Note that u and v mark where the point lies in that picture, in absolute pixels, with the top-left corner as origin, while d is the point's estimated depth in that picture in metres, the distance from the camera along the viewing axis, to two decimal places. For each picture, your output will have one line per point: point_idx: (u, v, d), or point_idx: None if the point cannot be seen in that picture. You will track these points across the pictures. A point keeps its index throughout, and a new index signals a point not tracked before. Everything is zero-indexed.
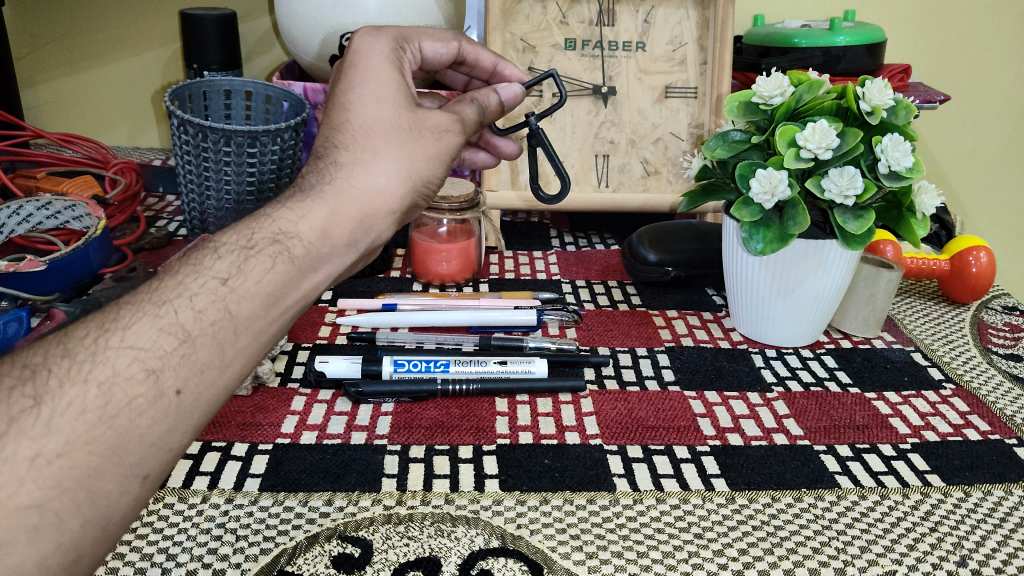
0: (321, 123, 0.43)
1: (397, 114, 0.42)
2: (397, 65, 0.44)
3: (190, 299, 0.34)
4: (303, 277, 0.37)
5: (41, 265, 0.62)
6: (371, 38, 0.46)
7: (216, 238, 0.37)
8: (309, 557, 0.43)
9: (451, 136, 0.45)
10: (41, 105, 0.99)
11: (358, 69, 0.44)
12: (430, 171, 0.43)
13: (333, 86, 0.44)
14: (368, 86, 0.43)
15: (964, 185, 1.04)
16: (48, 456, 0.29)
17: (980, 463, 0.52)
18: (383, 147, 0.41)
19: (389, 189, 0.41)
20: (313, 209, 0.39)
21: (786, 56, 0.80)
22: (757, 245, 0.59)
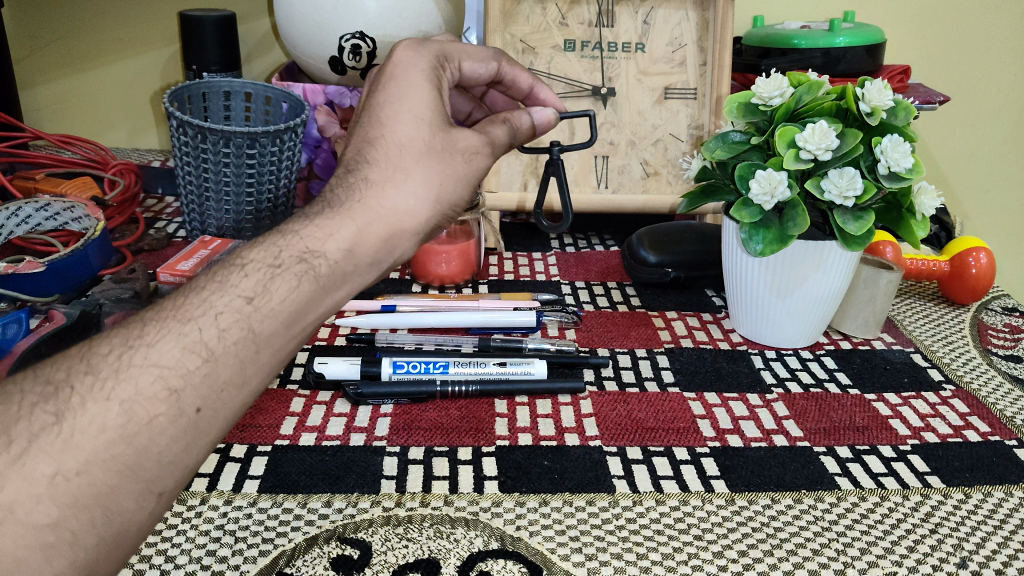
0: (354, 136, 0.41)
1: (432, 135, 0.40)
2: (436, 83, 0.42)
3: (214, 317, 0.33)
4: (324, 296, 0.35)
5: (39, 266, 0.62)
6: (411, 49, 0.43)
7: (243, 253, 0.35)
8: (307, 559, 0.43)
9: (480, 157, 0.42)
10: (41, 108, 0.99)
11: (396, 83, 0.41)
12: (459, 195, 0.41)
13: (368, 97, 0.42)
14: (405, 104, 0.41)
15: (964, 186, 1.04)
16: (67, 474, 0.28)
17: (980, 464, 0.52)
18: (414, 168, 0.39)
19: (417, 210, 0.39)
20: (339, 226, 0.37)
21: (787, 57, 0.80)
22: (757, 246, 0.58)
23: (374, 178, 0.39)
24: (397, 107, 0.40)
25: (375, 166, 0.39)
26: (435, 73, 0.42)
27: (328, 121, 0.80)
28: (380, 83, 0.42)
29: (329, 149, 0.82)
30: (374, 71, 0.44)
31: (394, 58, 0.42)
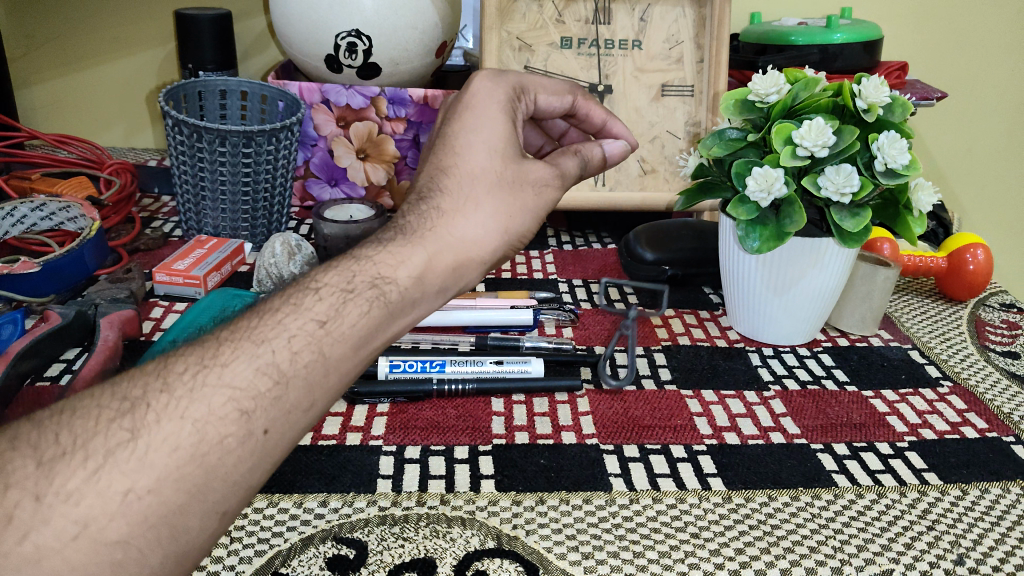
0: (426, 163, 0.40)
1: (504, 166, 0.39)
2: (511, 116, 0.41)
3: (288, 340, 0.32)
4: (395, 320, 0.35)
5: (34, 267, 0.62)
6: (490, 79, 0.42)
7: (315, 278, 0.35)
8: (303, 559, 0.43)
9: (550, 191, 0.41)
10: (37, 108, 0.99)
11: (474, 111, 0.40)
12: (527, 230, 0.40)
13: (441, 125, 0.41)
14: (480, 132, 0.40)
15: (962, 182, 1.03)
16: (139, 492, 0.28)
17: (977, 461, 0.52)
18: (485, 197, 0.38)
19: (484, 240, 0.38)
20: (410, 252, 0.36)
21: (783, 54, 0.80)
22: (753, 243, 0.58)
23: (446, 207, 0.38)
24: (472, 135, 0.40)
25: (447, 194, 0.38)
26: (511, 106, 0.41)
27: (324, 119, 0.80)
28: (458, 110, 0.41)
29: (325, 147, 0.81)
30: (451, 99, 0.43)
31: (473, 87, 0.42)
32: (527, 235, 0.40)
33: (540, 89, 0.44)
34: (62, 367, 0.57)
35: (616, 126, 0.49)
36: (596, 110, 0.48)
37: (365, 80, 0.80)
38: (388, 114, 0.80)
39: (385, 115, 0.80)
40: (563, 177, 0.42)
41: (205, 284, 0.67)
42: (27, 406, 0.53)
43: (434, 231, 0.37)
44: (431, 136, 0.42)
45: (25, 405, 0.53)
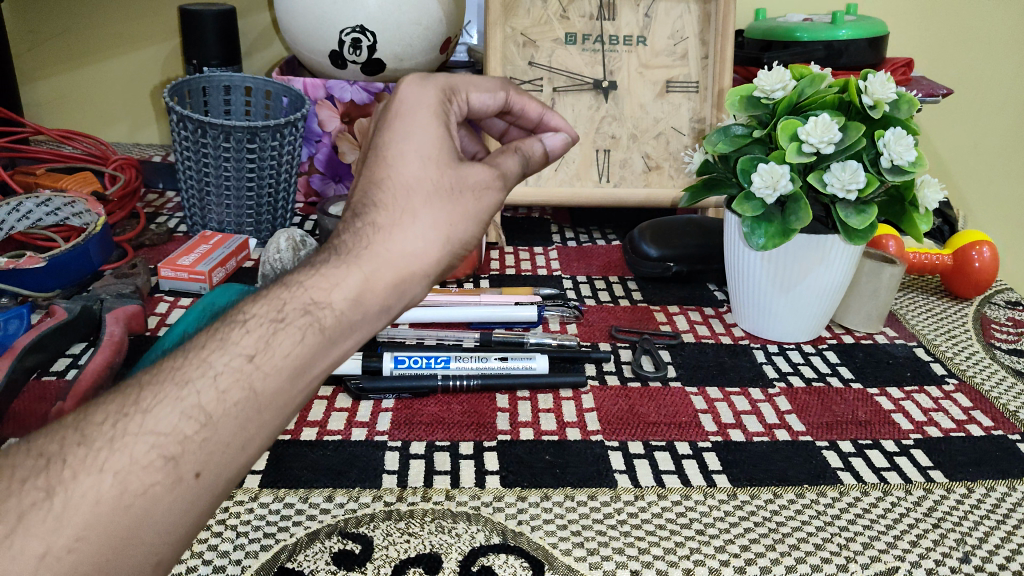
0: (356, 179, 0.36)
1: (441, 174, 0.35)
2: (445, 116, 0.37)
3: (213, 378, 0.29)
4: (333, 347, 0.32)
5: (41, 261, 0.62)
6: (416, 81, 0.38)
7: (243, 308, 0.32)
8: (309, 554, 0.43)
9: (496, 192, 0.37)
10: (41, 103, 0.99)
11: (402, 117, 0.36)
12: (474, 238, 0.36)
13: (370, 136, 0.37)
14: (412, 140, 0.35)
15: (967, 179, 1.03)
16: (57, 552, 0.26)
17: (983, 459, 0.52)
18: (423, 207, 0.34)
19: (427, 253, 0.34)
20: (343, 278, 0.33)
21: (788, 51, 0.80)
22: (758, 240, 0.58)
23: (382, 224, 0.34)
24: (404, 144, 0.35)
25: (381, 210, 0.34)
26: (444, 107, 0.37)
27: (328, 115, 0.80)
28: (384, 117, 0.36)
29: (330, 143, 0.81)
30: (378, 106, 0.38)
31: (399, 91, 0.37)
32: (473, 245, 0.36)
33: (471, 86, 0.39)
34: (69, 362, 0.58)
35: (555, 120, 0.43)
36: (535, 106, 0.42)
37: (370, 76, 0.80)
38: None
39: None
40: (506, 180, 0.38)
41: (210, 280, 0.68)
42: (32, 400, 0.54)
43: (368, 252, 0.33)
44: (361, 147, 0.38)
45: (30, 399, 0.54)
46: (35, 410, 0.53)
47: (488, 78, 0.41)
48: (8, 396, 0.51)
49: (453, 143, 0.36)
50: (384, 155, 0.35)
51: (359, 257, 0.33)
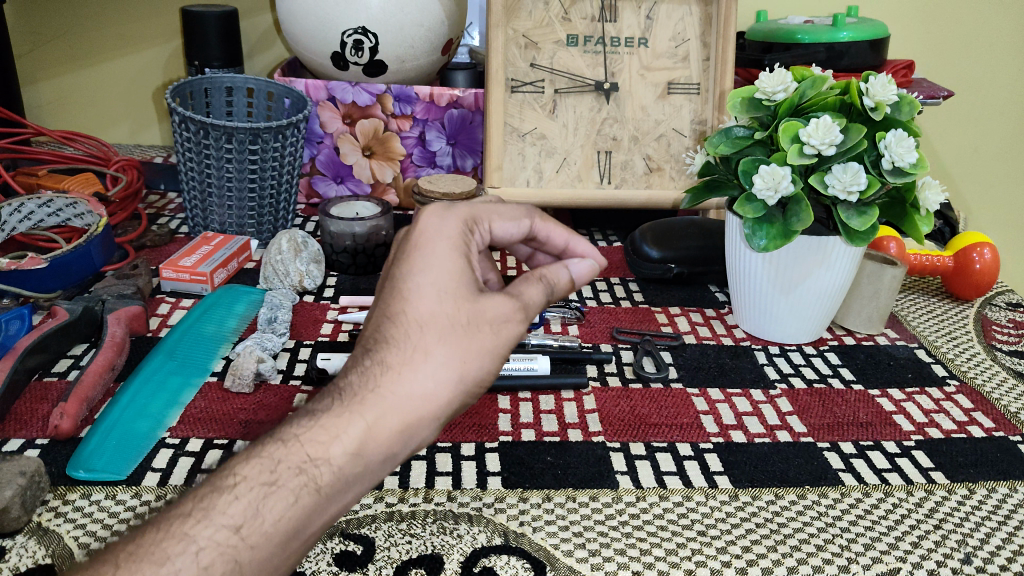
0: (375, 310, 0.39)
1: (456, 308, 0.37)
2: (463, 250, 0.39)
3: (196, 554, 0.31)
4: (330, 504, 0.34)
5: (42, 262, 0.62)
6: (437, 213, 0.41)
7: (236, 469, 0.34)
8: (310, 555, 0.43)
9: (512, 325, 0.39)
10: (43, 104, 0.99)
11: (421, 249, 0.39)
12: (488, 373, 0.38)
13: (392, 263, 0.40)
14: (428, 274, 0.38)
15: (968, 181, 1.03)
16: None
17: (985, 460, 0.52)
18: (435, 345, 0.37)
19: (435, 393, 0.36)
20: (348, 424, 0.35)
21: (790, 53, 0.80)
22: (760, 241, 0.58)
23: (394, 362, 0.36)
24: (420, 277, 0.38)
25: (393, 347, 0.37)
26: (462, 241, 0.40)
27: (330, 117, 0.80)
28: (405, 249, 0.39)
29: (331, 144, 0.82)
30: (403, 233, 0.42)
31: (420, 223, 0.40)
32: (488, 377, 0.38)
33: (493, 217, 0.43)
34: (70, 363, 0.57)
35: (581, 245, 0.46)
36: (559, 231, 0.46)
37: (371, 77, 0.80)
38: (394, 111, 0.80)
39: (391, 112, 0.80)
40: (528, 310, 0.40)
41: (212, 281, 0.68)
42: (34, 400, 0.53)
43: (375, 394, 0.36)
44: (383, 273, 0.41)
45: (32, 400, 0.53)
46: (36, 410, 0.52)
47: (511, 208, 0.44)
48: (9, 397, 0.51)
49: (472, 275, 0.39)
50: (400, 288, 0.38)
51: (362, 403, 0.36)
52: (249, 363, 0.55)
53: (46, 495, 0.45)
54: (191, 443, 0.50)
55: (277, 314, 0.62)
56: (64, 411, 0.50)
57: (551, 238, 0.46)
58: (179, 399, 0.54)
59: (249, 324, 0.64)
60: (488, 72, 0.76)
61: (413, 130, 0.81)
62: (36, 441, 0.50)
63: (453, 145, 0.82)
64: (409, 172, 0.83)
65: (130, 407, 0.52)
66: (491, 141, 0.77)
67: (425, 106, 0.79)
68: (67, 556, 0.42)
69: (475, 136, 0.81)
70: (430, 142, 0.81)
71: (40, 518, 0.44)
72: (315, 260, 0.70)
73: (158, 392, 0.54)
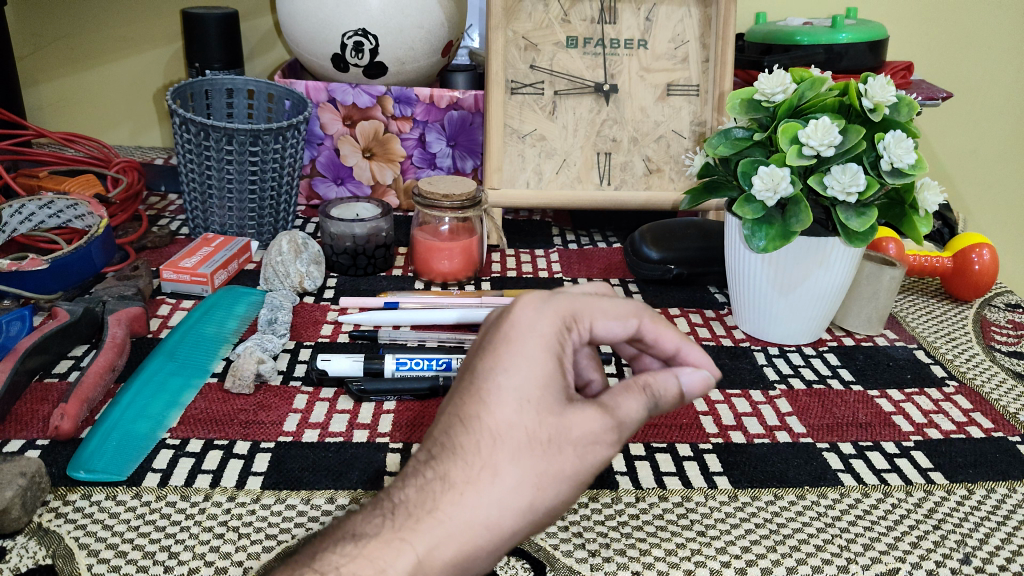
0: (452, 404, 0.37)
1: (538, 420, 0.35)
2: (555, 353, 0.37)
3: None
4: None
5: (42, 263, 0.63)
6: (533, 305, 0.39)
7: None
8: None
9: (598, 447, 0.36)
10: (43, 106, 0.99)
11: (511, 346, 0.37)
12: (563, 497, 0.36)
13: (477, 353, 0.38)
14: (512, 375, 0.36)
15: (967, 183, 1.03)
16: None
17: (983, 461, 0.52)
18: (508, 461, 0.35)
19: (501, 518, 0.34)
20: (400, 548, 0.34)
21: (789, 54, 0.80)
22: (759, 242, 0.58)
23: (459, 480, 0.35)
24: (503, 378, 0.36)
25: (461, 460, 0.35)
26: (555, 342, 0.37)
27: (330, 118, 0.80)
28: (493, 341, 0.38)
29: (331, 146, 0.82)
30: (497, 315, 0.40)
31: (514, 314, 0.38)
32: (562, 503, 0.36)
33: (595, 314, 0.40)
34: (71, 364, 0.58)
35: (693, 353, 0.42)
36: (669, 335, 0.42)
37: (371, 79, 0.80)
38: (394, 113, 0.80)
39: (391, 114, 0.80)
40: (622, 429, 0.37)
41: (212, 282, 0.68)
42: (34, 401, 0.54)
43: (431, 515, 0.34)
44: (467, 359, 0.39)
45: (32, 401, 0.54)
46: (37, 411, 0.53)
47: (617, 305, 0.41)
48: (10, 398, 0.52)
49: (562, 383, 0.37)
50: (479, 390, 0.36)
51: (414, 531, 0.34)
52: (249, 364, 0.56)
53: (46, 496, 0.45)
54: (192, 443, 0.51)
55: (277, 315, 0.63)
56: (64, 411, 0.50)
57: (660, 341, 0.42)
58: (179, 400, 0.54)
59: (249, 325, 0.64)
60: (487, 74, 0.76)
61: (413, 131, 0.81)
62: (37, 442, 0.50)
63: (453, 146, 0.82)
64: (409, 173, 0.84)
65: (130, 408, 0.52)
66: (491, 142, 0.77)
67: (425, 108, 0.80)
68: (68, 556, 0.42)
69: (475, 137, 0.82)
70: (429, 143, 0.81)
71: (41, 518, 0.44)
72: (315, 261, 0.70)
73: (158, 393, 0.54)
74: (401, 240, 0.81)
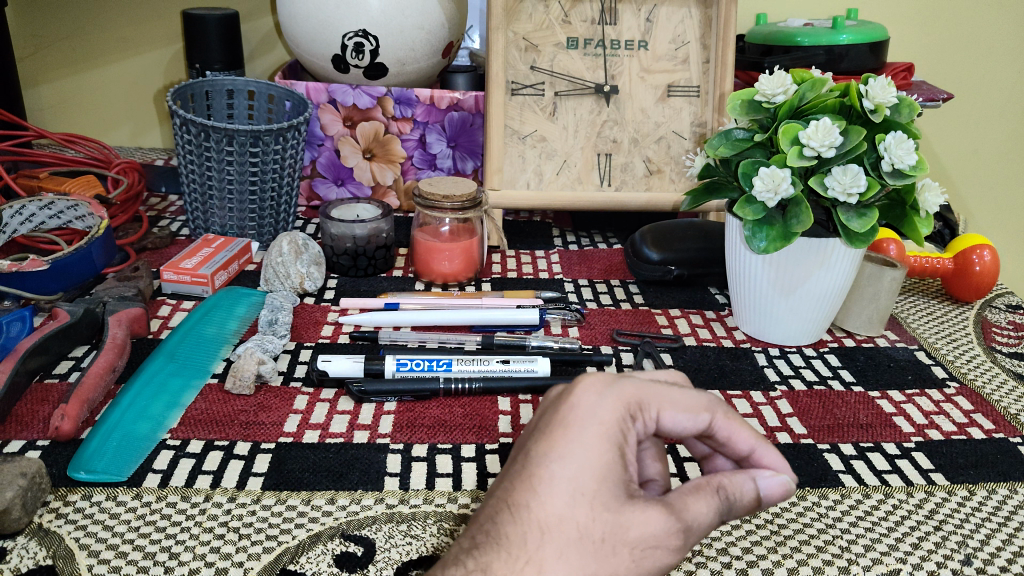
0: (502, 487, 0.35)
1: (591, 517, 0.33)
2: (617, 443, 0.35)
3: None
4: None
5: (43, 264, 0.63)
6: (597, 388, 0.36)
7: None
8: (311, 556, 0.43)
9: (659, 551, 0.33)
10: (44, 108, 0.99)
11: (568, 431, 0.35)
12: None
13: (532, 434, 0.36)
14: (568, 464, 0.34)
15: (968, 184, 1.03)
16: None
17: (984, 462, 0.52)
18: (555, 560, 0.32)
19: None
20: None
21: (789, 55, 0.80)
22: (760, 243, 0.58)
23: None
24: (557, 466, 0.34)
25: (505, 553, 0.33)
26: (617, 431, 0.35)
27: (330, 119, 0.80)
28: (551, 424, 0.35)
29: (332, 147, 0.82)
30: (558, 393, 0.38)
31: (575, 397, 0.36)
32: None
33: (663, 403, 0.37)
34: (71, 365, 0.57)
35: (769, 455, 0.38)
36: (744, 435, 0.38)
37: (372, 80, 0.80)
38: (395, 114, 0.80)
39: (392, 115, 0.80)
40: (687, 534, 0.34)
41: (212, 283, 0.68)
42: (34, 402, 0.54)
43: None
44: (522, 440, 0.37)
45: (33, 402, 0.54)
46: (37, 412, 0.53)
47: (689, 396, 0.38)
48: (10, 399, 0.52)
49: (623, 476, 0.34)
50: (531, 476, 0.34)
51: None
52: (250, 364, 0.56)
53: (47, 497, 0.45)
54: (192, 444, 0.51)
55: (277, 316, 0.63)
56: (65, 412, 0.50)
57: (734, 440, 0.38)
58: (179, 400, 0.54)
59: (250, 326, 0.64)
60: (488, 75, 0.76)
61: (414, 132, 0.81)
62: (37, 443, 0.50)
63: (453, 147, 0.82)
64: (409, 174, 0.84)
65: (132, 408, 0.52)
66: (492, 143, 0.77)
67: (426, 109, 0.80)
68: (68, 556, 0.42)
69: (475, 138, 0.82)
70: (430, 144, 0.81)
71: (41, 519, 0.44)
72: (315, 262, 0.70)
73: (159, 393, 0.54)
74: (401, 241, 0.81)
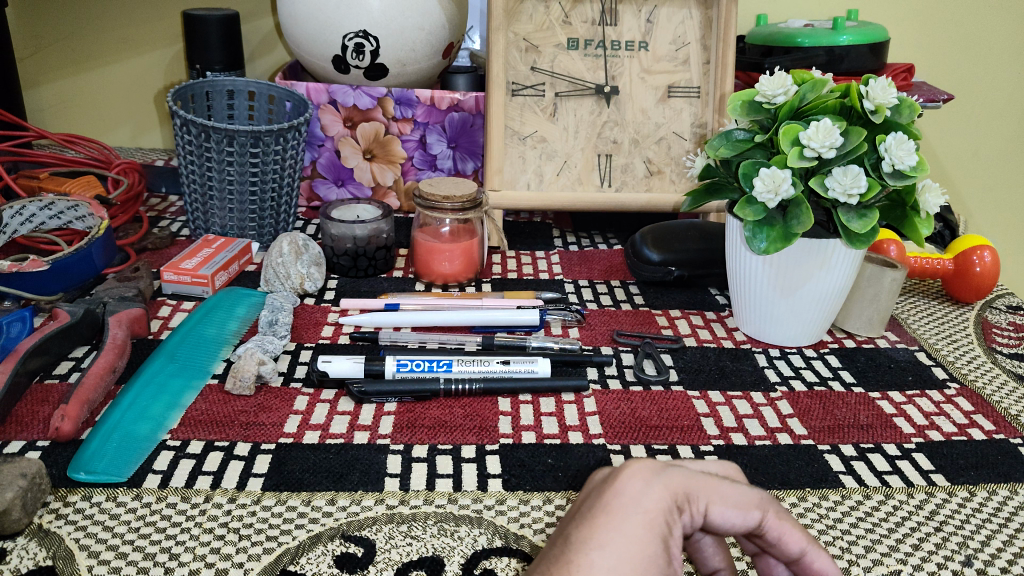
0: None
1: None
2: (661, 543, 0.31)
3: None
4: None
5: (43, 264, 0.63)
6: (645, 475, 0.32)
7: None
8: (311, 557, 0.43)
9: None
10: (45, 108, 0.99)
11: (610, 519, 0.31)
12: None
13: (568, 522, 0.32)
14: (609, 558, 0.30)
15: (968, 185, 1.03)
16: None
17: (985, 463, 0.52)
18: None
19: None
20: None
21: (789, 56, 0.80)
22: (760, 244, 0.58)
23: None
24: (597, 556, 0.30)
25: None
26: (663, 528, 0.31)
27: (331, 120, 0.80)
28: (592, 509, 0.32)
29: (332, 148, 0.82)
30: (600, 474, 0.34)
31: (620, 481, 0.32)
32: None
33: (715, 496, 0.33)
34: (71, 366, 0.57)
35: (820, 560, 0.35)
36: (797, 538, 0.35)
37: (372, 81, 0.80)
38: (395, 115, 0.80)
39: (392, 115, 0.80)
40: None
41: (213, 284, 0.68)
42: (35, 402, 0.54)
43: None
44: (557, 524, 0.33)
45: (33, 402, 0.54)
46: (37, 412, 0.53)
47: (741, 491, 0.34)
48: (11, 399, 0.52)
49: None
50: (567, 562, 0.30)
51: None
52: (250, 365, 0.56)
53: (47, 497, 0.45)
54: (192, 444, 0.51)
55: (277, 317, 0.63)
56: (65, 412, 0.50)
57: (785, 542, 0.35)
58: (179, 401, 0.54)
59: (250, 327, 0.64)
60: (488, 76, 0.76)
61: (414, 133, 0.81)
62: (37, 444, 0.50)
63: (454, 148, 0.82)
64: (409, 175, 0.84)
65: (132, 408, 0.52)
66: (492, 144, 0.77)
67: (426, 109, 0.80)
68: (68, 557, 0.42)
69: (475, 139, 0.82)
70: (430, 145, 0.81)
71: (41, 519, 0.44)
72: (316, 263, 0.70)
73: (159, 393, 0.54)
74: (402, 242, 0.81)
